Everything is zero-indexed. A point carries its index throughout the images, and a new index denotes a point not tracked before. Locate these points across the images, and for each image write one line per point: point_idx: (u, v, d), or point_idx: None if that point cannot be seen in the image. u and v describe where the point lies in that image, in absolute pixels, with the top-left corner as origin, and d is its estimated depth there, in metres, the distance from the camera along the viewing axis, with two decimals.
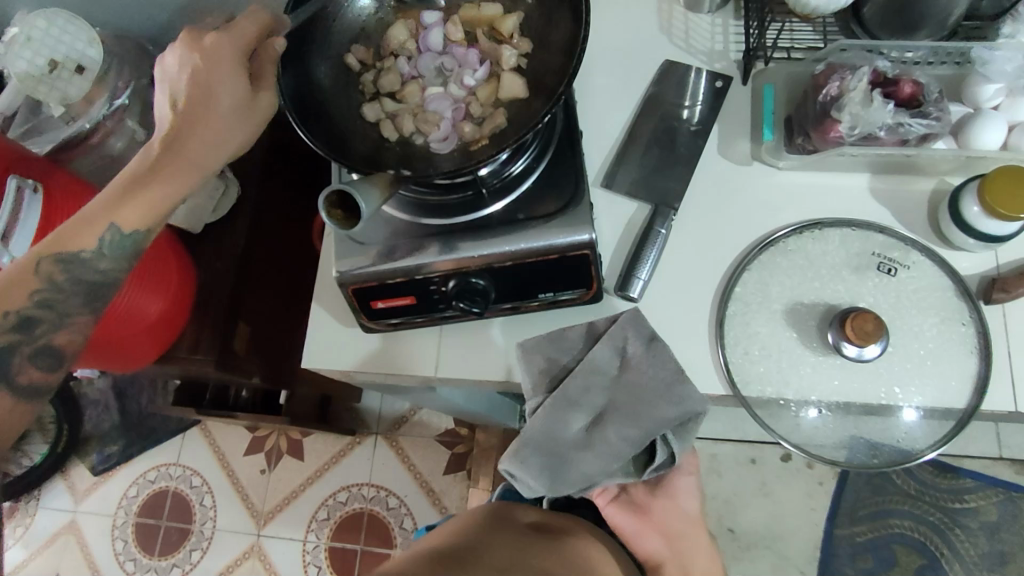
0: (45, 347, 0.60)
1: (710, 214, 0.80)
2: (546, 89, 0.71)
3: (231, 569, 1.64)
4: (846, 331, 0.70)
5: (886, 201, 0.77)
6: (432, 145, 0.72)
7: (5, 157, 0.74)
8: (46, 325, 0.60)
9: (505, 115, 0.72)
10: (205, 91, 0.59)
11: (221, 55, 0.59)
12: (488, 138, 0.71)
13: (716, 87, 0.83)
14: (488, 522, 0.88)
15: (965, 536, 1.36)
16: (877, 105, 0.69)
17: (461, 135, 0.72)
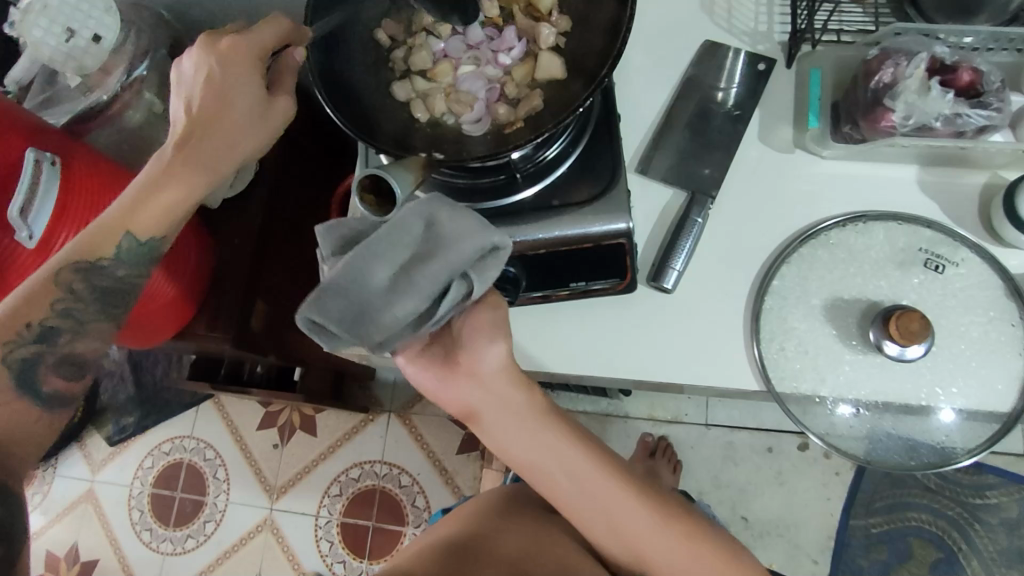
0: (68, 355, 0.62)
1: (748, 204, 0.77)
2: (586, 71, 0.67)
3: (245, 541, 1.65)
4: (891, 330, 0.67)
5: (935, 193, 0.74)
6: (465, 126, 0.70)
7: (21, 129, 0.72)
8: (67, 333, 0.62)
9: (542, 97, 0.69)
10: (221, 99, 0.58)
11: (236, 59, 0.58)
12: (523, 121, 0.68)
13: (757, 70, 0.79)
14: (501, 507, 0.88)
15: (984, 531, 1.35)
16: (935, 94, 0.65)
17: (495, 117, 0.69)
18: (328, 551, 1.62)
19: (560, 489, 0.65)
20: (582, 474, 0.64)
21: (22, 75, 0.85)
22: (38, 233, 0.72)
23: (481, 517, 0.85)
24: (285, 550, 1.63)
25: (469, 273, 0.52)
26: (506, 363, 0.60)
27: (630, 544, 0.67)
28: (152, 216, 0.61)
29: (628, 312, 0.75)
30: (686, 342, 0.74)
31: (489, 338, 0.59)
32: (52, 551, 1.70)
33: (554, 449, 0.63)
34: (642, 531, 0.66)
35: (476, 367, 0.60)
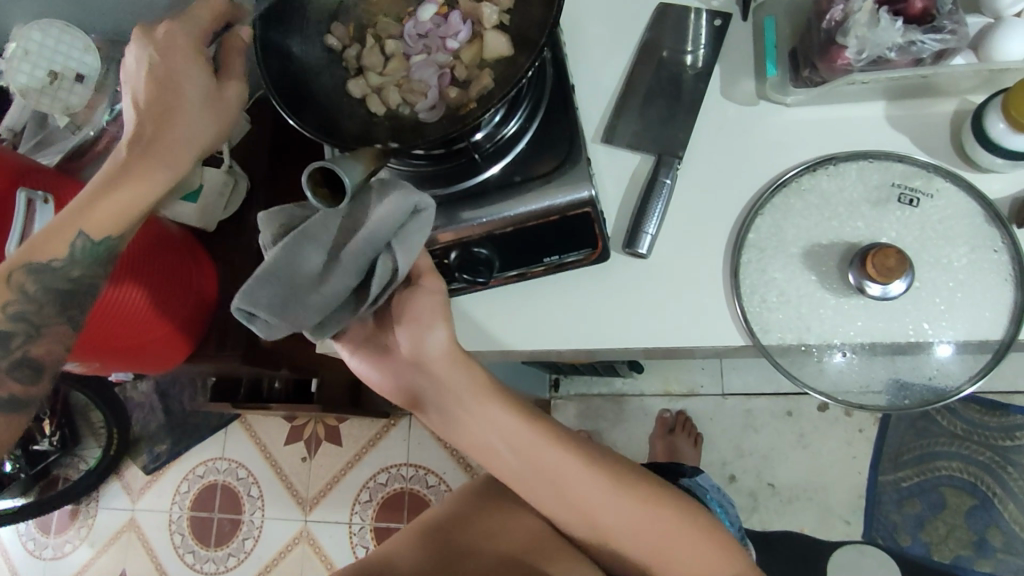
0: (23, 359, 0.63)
1: (717, 160, 0.76)
2: (530, 42, 0.69)
3: (283, 554, 1.68)
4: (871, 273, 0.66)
5: (904, 126, 0.73)
6: (421, 114, 0.70)
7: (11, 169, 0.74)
8: (20, 337, 0.63)
9: (491, 75, 0.70)
10: (164, 82, 0.64)
11: (178, 53, 0.65)
12: (476, 100, 0.69)
13: (715, 26, 0.79)
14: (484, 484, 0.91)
15: (1019, 474, 1.30)
16: (884, 25, 0.63)
17: (448, 101, 0.70)
18: None
19: (508, 466, 0.71)
20: (526, 448, 0.70)
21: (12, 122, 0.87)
22: None
23: (466, 498, 0.88)
24: (323, 559, 1.66)
25: (393, 244, 0.58)
26: (443, 351, 0.66)
27: (581, 513, 0.72)
28: (112, 211, 0.64)
29: (608, 283, 0.75)
30: (669, 306, 0.74)
31: (425, 328, 0.64)
32: None
33: (496, 426, 0.69)
34: (590, 501, 0.72)
35: (417, 356, 0.65)
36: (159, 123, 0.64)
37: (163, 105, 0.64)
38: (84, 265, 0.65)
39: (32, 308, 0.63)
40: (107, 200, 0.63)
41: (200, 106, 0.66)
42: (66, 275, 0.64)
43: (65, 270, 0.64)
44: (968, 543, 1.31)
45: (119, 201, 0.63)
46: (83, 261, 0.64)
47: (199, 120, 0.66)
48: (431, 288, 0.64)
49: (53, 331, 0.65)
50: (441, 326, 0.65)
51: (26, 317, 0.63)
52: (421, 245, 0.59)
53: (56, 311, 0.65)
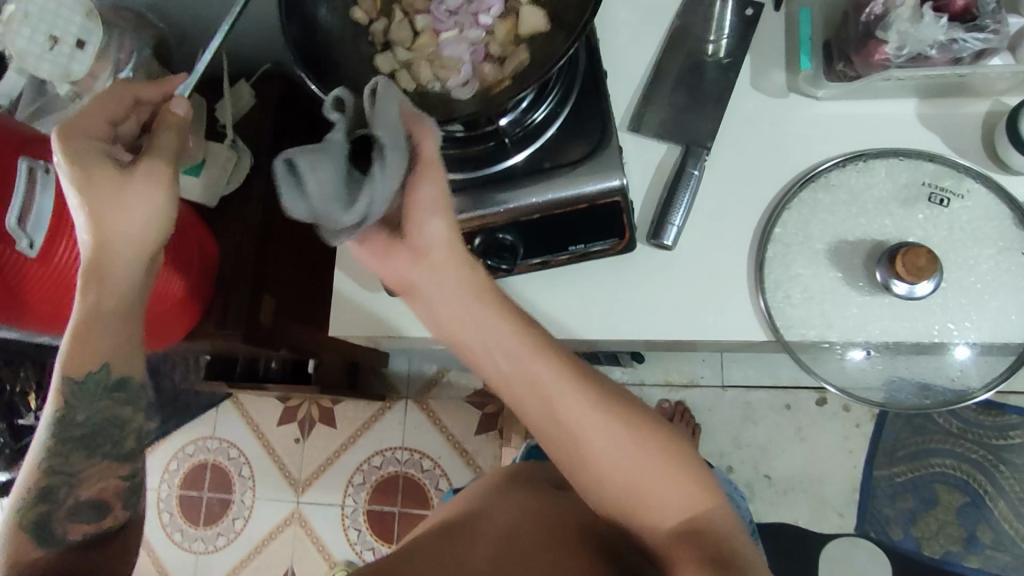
0: (77, 505, 0.64)
1: (745, 153, 0.75)
2: (568, 23, 0.69)
3: (274, 534, 1.68)
4: (906, 274, 0.65)
5: (936, 126, 0.72)
6: (453, 91, 0.68)
7: (15, 138, 0.75)
8: (64, 487, 0.64)
9: (528, 51, 0.69)
10: (91, 194, 0.60)
11: (96, 164, 0.60)
12: (512, 77, 0.67)
13: (746, 15, 0.77)
14: (500, 484, 0.79)
15: (1009, 472, 1.33)
16: (928, 22, 0.62)
17: (483, 78, 0.68)
18: (357, 538, 1.64)
19: (505, 376, 0.62)
20: (520, 354, 0.61)
21: (10, 88, 0.86)
22: (39, 242, 0.76)
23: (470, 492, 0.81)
24: (314, 541, 1.65)
25: (383, 142, 0.49)
26: (439, 240, 0.59)
27: (579, 448, 0.61)
28: (85, 350, 0.64)
29: (631, 272, 0.75)
30: (691, 299, 0.73)
31: (427, 216, 0.57)
32: None
33: (489, 325, 0.61)
34: (589, 424, 0.61)
35: (414, 242, 0.58)
36: (99, 237, 0.62)
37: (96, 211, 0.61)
38: (87, 409, 0.66)
39: (61, 460, 0.64)
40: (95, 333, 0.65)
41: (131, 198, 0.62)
42: (70, 422, 0.65)
43: (72, 417, 0.65)
44: (957, 539, 1.33)
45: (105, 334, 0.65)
46: (85, 404, 0.66)
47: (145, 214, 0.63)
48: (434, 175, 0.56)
49: (94, 472, 0.66)
50: (437, 212, 0.57)
51: (59, 469, 0.64)
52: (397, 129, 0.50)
53: (85, 456, 0.65)
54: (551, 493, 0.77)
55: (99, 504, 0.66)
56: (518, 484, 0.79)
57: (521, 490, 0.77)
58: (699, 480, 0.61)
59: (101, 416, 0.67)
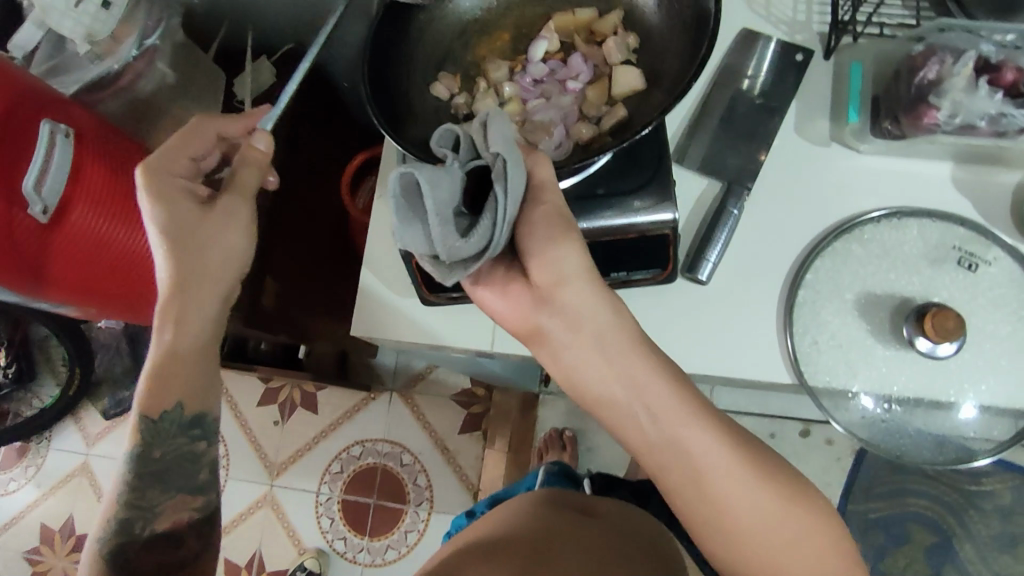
0: (153, 537, 0.66)
1: (783, 196, 0.77)
2: (663, 78, 0.68)
3: (243, 518, 1.63)
4: (937, 337, 0.68)
5: (969, 192, 0.75)
6: (548, 151, 0.69)
7: (34, 99, 0.76)
8: (142, 520, 0.67)
9: (625, 108, 0.69)
10: (179, 225, 0.68)
11: (177, 198, 0.69)
12: (609, 136, 0.69)
13: (795, 60, 0.79)
14: (525, 509, 0.79)
15: (978, 517, 1.37)
16: (982, 94, 0.65)
17: (578, 138, 0.70)
18: (329, 527, 1.60)
19: (645, 439, 0.60)
20: (670, 416, 0.59)
21: (28, 40, 0.85)
22: (53, 207, 0.76)
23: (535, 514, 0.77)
24: (285, 526, 1.61)
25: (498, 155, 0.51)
26: (581, 289, 0.59)
27: (704, 495, 0.59)
28: (172, 374, 0.69)
29: (662, 302, 0.76)
30: (718, 335, 0.75)
31: (556, 243, 0.58)
32: (47, 524, 1.65)
33: (638, 386, 0.59)
34: (730, 489, 0.59)
35: (545, 285, 0.60)
36: (180, 267, 0.68)
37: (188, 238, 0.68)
38: (163, 445, 0.69)
39: (137, 494, 0.67)
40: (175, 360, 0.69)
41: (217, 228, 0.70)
42: (148, 457, 0.68)
43: (149, 451, 0.68)
44: None
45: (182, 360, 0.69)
46: (160, 441, 0.69)
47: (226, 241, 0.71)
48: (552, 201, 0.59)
49: (169, 506, 0.68)
50: (572, 253, 0.59)
51: (136, 502, 0.67)
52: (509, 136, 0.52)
53: (161, 490, 0.68)
54: (576, 516, 0.78)
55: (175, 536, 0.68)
56: (545, 508, 0.78)
57: (550, 514, 0.77)
58: (836, 534, 0.61)
59: (174, 453, 0.70)
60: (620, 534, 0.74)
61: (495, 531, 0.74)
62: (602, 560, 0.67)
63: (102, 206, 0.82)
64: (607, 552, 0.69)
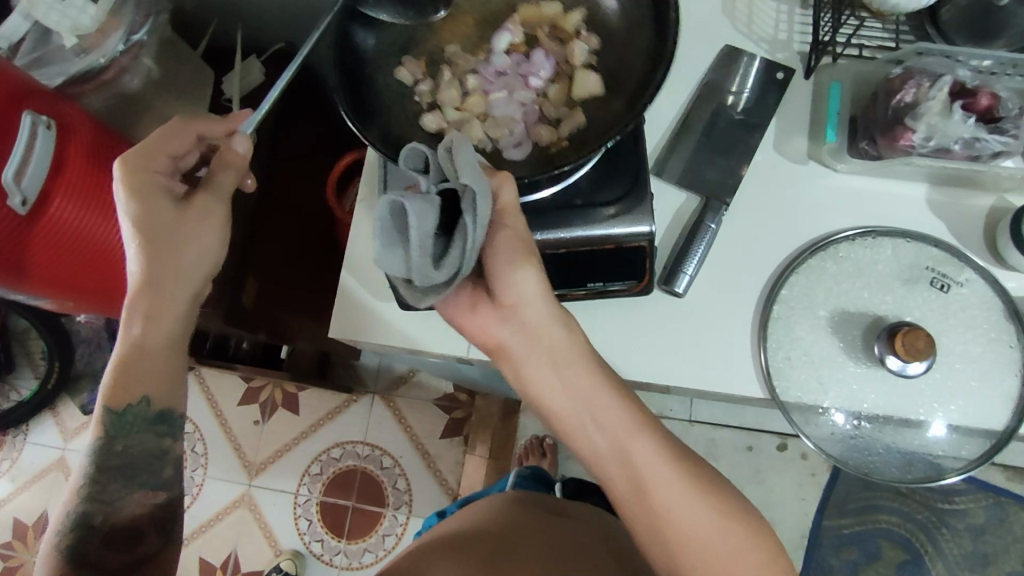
0: (115, 529, 0.66)
1: (761, 212, 0.78)
2: (624, 87, 0.68)
3: (220, 517, 1.60)
4: (908, 355, 0.68)
5: (944, 214, 0.76)
6: (507, 151, 0.69)
7: (17, 88, 0.75)
8: (101, 514, 0.66)
9: (583, 114, 0.69)
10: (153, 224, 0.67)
11: (150, 193, 0.67)
12: (568, 141, 0.69)
13: (776, 78, 0.80)
14: (494, 509, 0.80)
15: (949, 536, 1.38)
16: (956, 118, 0.66)
17: (537, 139, 0.70)
18: (307, 529, 1.59)
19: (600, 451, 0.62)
20: (611, 423, 0.62)
21: (12, 30, 0.82)
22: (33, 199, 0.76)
23: (504, 513, 0.78)
24: (262, 527, 1.59)
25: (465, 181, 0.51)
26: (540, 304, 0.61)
27: (647, 503, 0.60)
28: (140, 367, 0.68)
29: (640, 313, 0.76)
30: (694, 348, 0.75)
31: (512, 261, 0.59)
32: (20, 518, 1.62)
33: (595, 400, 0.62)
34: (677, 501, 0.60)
35: (506, 299, 0.61)
36: (149, 264, 0.67)
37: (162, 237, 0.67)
38: (124, 436, 0.68)
39: (99, 487, 0.67)
40: (143, 354, 0.68)
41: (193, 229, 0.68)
42: (108, 452, 0.68)
43: (112, 444, 0.68)
44: None
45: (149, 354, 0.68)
46: (123, 432, 0.68)
47: (201, 243, 0.69)
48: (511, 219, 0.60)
49: (133, 498, 0.67)
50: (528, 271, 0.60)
51: (96, 496, 0.66)
52: (473, 164, 0.52)
53: (125, 484, 0.68)
54: (545, 518, 0.78)
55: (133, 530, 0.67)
56: (515, 509, 0.79)
57: (518, 514, 0.78)
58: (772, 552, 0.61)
59: (141, 451, 0.69)
60: (588, 539, 0.75)
61: (460, 527, 0.76)
62: (564, 560, 0.68)
63: (85, 199, 0.82)
64: (569, 552, 0.69)
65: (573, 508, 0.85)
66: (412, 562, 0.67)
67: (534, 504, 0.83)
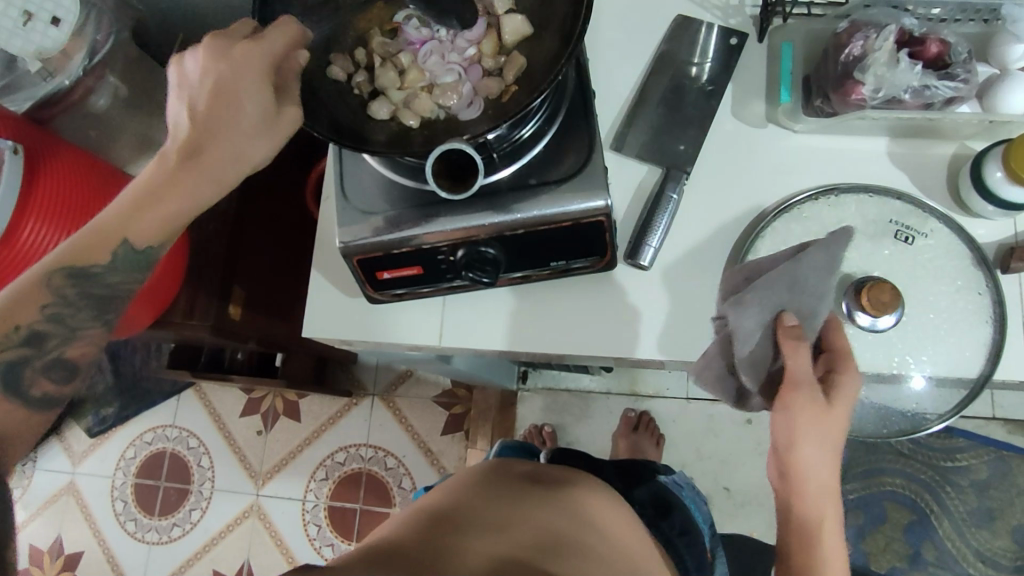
0: (58, 361, 0.60)
1: (722, 179, 0.77)
2: (554, 20, 0.68)
3: (230, 529, 1.57)
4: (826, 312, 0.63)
5: (904, 165, 0.76)
6: (461, 113, 0.69)
7: None
8: (55, 339, 0.60)
9: (523, 56, 0.69)
10: (229, 109, 0.56)
11: (244, 65, 0.55)
12: (517, 84, 0.68)
13: (730, 44, 0.79)
14: (477, 482, 0.77)
15: (955, 493, 1.32)
16: (904, 67, 0.67)
17: (487, 94, 0.69)
18: (317, 534, 1.55)
19: (794, 490, 0.67)
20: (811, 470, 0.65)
21: None
22: (4, 223, 0.73)
23: (464, 488, 0.76)
24: (273, 536, 1.56)
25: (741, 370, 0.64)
26: (818, 459, 0.64)
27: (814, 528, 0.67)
28: (151, 225, 0.59)
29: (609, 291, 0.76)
30: (665, 320, 0.75)
31: (802, 412, 0.62)
32: (36, 545, 1.61)
33: (813, 471, 0.65)
34: (835, 553, 0.67)
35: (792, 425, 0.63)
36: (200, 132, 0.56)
37: (224, 124, 0.56)
38: (123, 273, 0.61)
39: (69, 311, 0.60)
40: (145, 218, 0.59)
41: (262, 130, 0.58)
42: None
43: (104, 277, 0.61)
44: (903, 555, 1.31)
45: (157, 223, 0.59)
46: (125, 270, 0.61)
47: (248, 149, 0.58)
48: (796, 399, 0.62)
49: (90, 334, 0.62)
50: (826, 444, 0.64)
51: (64, 319, 0.60)
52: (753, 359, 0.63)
53: (93, 316, 0.62)
54: (530, 488, 0.76)
55: (70, 367, 0.62)
56: (498, 485, 0.76)
57: (503, 488, 0.76)
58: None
59: None
60: (577, 509, 0.74)
61: (443, 503, 0.72)
62: (552, 536, 0.68)
63: (56, 216, 0.77)
64: (555, 523, 0.69)
65: (517, 463, 0.84)
66: (395, 536, 0.65)
67: (510, 471, 0.81)
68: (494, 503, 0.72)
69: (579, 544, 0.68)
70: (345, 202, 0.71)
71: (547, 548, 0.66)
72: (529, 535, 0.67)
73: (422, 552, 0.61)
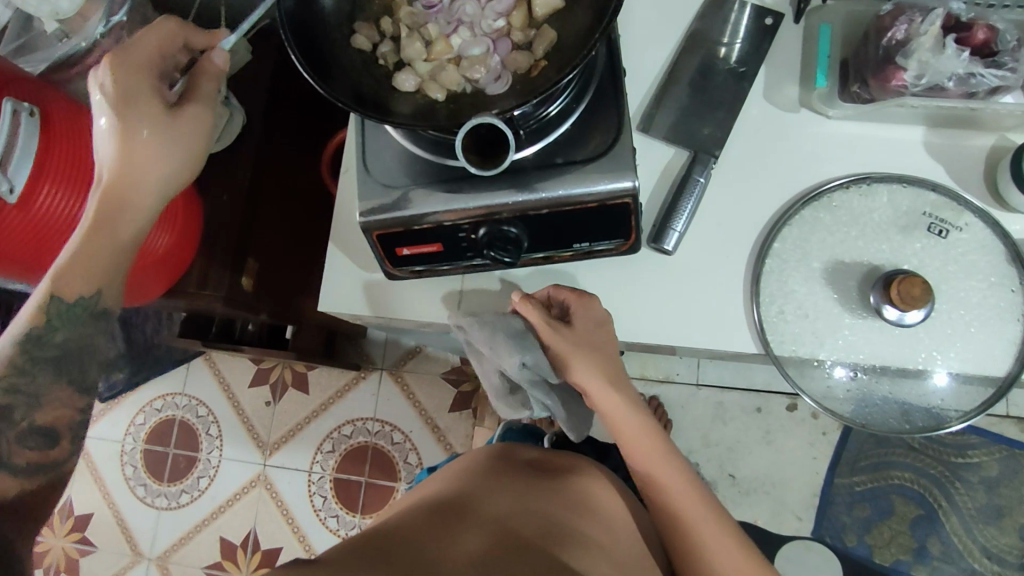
0: (32, 429, 0.61)
1: (749, 164, 0.75)
2: None
3: (235, 498, 1.59)
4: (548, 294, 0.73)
5: (940, 156, 0.73)
6: (488, 87, 0.67)
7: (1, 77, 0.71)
8: (22, 408, 0.61)
9: (554, 29, 0.67)
10: (133, 135, 0.58)
11: (130, 92, 0.59)
12: (546, 59, 0.66)
13: (764, 24, 0.76)
14: (480, 466, 0.77)
15: (964, 490, 1.31)
16: (949, 53, 0.64)
17: (516, 69, 0.67)
18: (322, 506, 1.56)
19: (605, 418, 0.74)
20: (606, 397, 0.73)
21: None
22: (22, 186, 0.72)
23: (465, 472, 0.75)
24: (279, 505, 1.57)
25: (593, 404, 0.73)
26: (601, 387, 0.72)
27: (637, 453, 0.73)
28: (87, 263, 0.61)
29: (629, 273, 0.75)
30: (684, 307, 0.74)
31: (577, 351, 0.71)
32: None
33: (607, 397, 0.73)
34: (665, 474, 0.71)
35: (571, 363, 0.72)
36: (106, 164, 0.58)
37: (130, 150, 0.59)
38: (68, 330, 0.63)
39: (24, 379, 0.61)
40: (79, 265, 0.61)
41: (167, 143, 0.60)
42: None
43: (50, 337, 0.62)
44: (907, 549, 1.31)
45: (90, 265, 0.61)
46: (65, 326, 0.63)
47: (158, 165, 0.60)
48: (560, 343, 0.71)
49: (58, 397, 0.63)
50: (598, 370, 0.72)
51: (19, 388, 0.61)
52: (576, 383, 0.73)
53: (53, 377, 0.63)
54: (533, 476, 0.76)
55: (51, 433, 0.62)
56: (498, 470, 0.76)
57: (504, 473, 0.75)
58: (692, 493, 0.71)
59: None
60: (580, 497, 0.74)
61: (440, 489, 0.72)
62: (553, 525, 0.68)
63: (73, 178, 0.76)
64: (556, 513, 0.69)
65: (522, 449, 0.83)
66: (387, 522, 0.65)
67: (516, 456, 0.81)
68: (497, 490, 0.71)
69: (578, 533, 0.68)
70: (366, 175, 0.70)
71: (549, 537, 0.66)
72: (528, 524, 0.67)
73: (417, 538, 0.61)
